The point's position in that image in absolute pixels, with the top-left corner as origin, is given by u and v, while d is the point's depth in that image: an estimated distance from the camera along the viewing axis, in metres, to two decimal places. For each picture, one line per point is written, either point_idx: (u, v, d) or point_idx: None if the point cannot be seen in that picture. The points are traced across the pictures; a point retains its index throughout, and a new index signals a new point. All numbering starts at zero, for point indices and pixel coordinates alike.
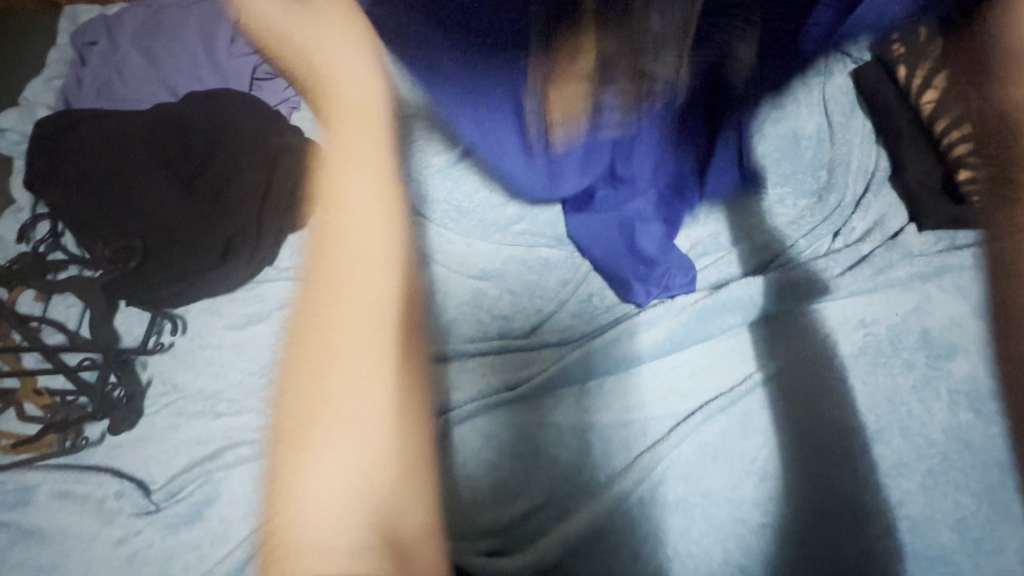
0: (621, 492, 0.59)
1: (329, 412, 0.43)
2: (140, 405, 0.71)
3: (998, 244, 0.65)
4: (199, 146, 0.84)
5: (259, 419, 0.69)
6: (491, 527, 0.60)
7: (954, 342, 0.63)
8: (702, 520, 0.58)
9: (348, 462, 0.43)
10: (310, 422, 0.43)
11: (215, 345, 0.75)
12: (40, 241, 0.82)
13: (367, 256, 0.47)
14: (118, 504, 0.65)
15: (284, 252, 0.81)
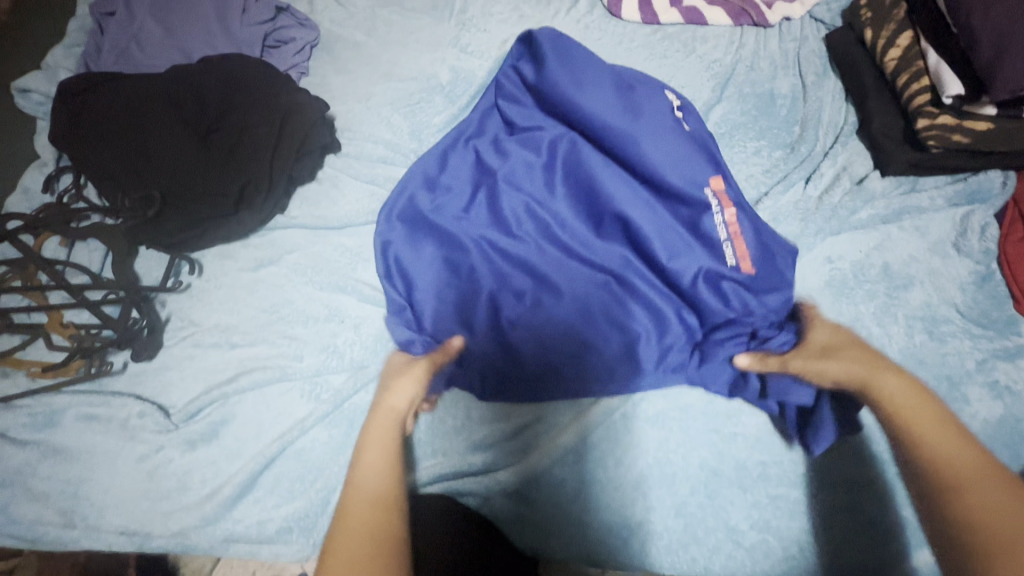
0: (604, 409, 0.65)
1: (348, 510, 0.47)
2: (159, 336, 0.76)
3: (953, 188, 0.71)
4: (214, 103, 0.88)
5: (271, 350, 0.74)
6: (486, 441, 0.66)
7: (911, 274, 0.67)
8: (679, 431, 0.64)
9: (372, 512, 0.47)
10: (336, 541, 0.45)
11: (228, 285, 0.80)
12: (65, 192, 0.87)
13: (389, 421, 0.55)
14: (141, 423, 0.71)
15: (294, 202, 0.86)
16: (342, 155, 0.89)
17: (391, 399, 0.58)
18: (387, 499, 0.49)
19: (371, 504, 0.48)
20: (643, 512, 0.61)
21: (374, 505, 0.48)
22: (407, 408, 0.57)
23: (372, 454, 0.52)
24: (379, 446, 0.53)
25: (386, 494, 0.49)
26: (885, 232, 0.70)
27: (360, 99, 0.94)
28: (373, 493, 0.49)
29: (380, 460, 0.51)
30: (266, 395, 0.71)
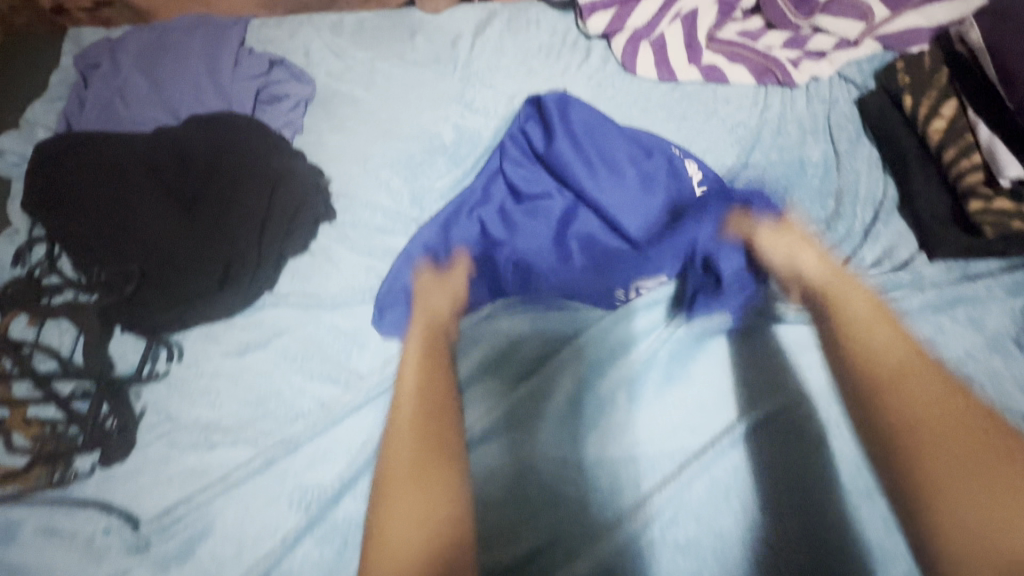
0: (631, 531, 0.56)
1: (394, 505, 0.56)
2: (132, 436, 0.69)
3: (1009, 276, 0.64)
4: (201, 170, 0.82)
5: (256, 450, 0.67)
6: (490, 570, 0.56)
7: (970, 375, 0.60)
8: (716, 562, 0.54)
9: (417, 526, 0.54)
10: (381, 528, 0.55)
11: (210, 372, 0.72)
12: (36, 264, 0.81)
13: (418, 407, 0.62)
14: (108, 542, 0.62)
15: (284, 277, 0.79)
16: (338, 223, 0.82)
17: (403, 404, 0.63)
18: (435, 487, 0.56)
19: (415, 521, 0.54)
20: None
21: (421, 522, 0.54)
22: (428, 399, 0.62)
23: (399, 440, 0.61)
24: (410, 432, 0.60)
25: (418, 473, 0.57)
26: (938, 324, 0.63)
27: (358, 159, 0.88)
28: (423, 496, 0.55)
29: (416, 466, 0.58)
30: (251, 504, 0.64)
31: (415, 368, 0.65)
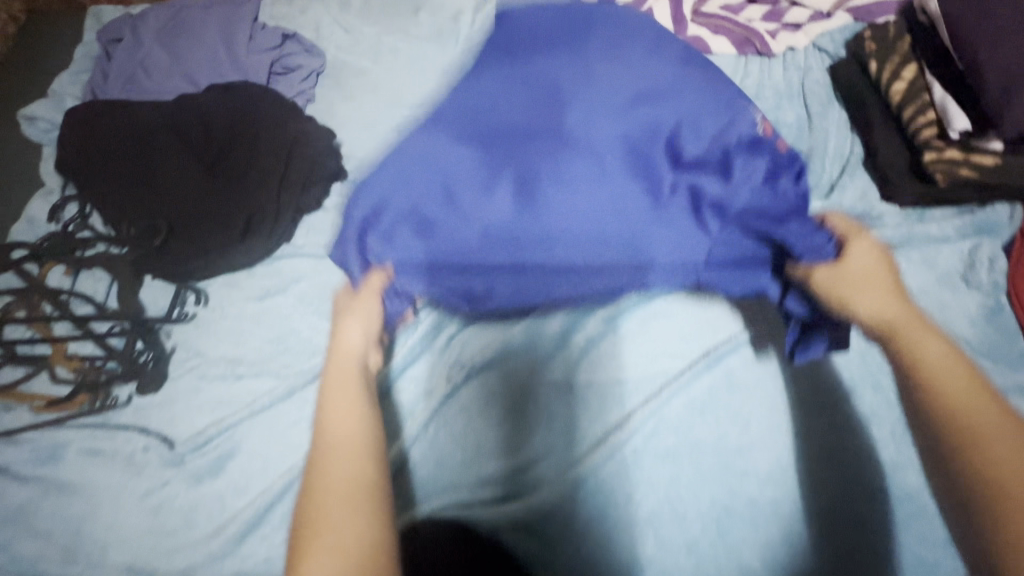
0: (615, 441, 0.64)
1: (320, 545, 0.52)
2: (164, 369, 0.75)
3: (959, 220, 0.70)
4: (220, 134, 0.88)
5: (278, 381, 0.74)
6: (492, 476, 0.65)
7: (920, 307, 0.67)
8: (689, 466, 0.63)
9: (347, 507, 0.54)
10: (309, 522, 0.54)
11: (235, 314, 0.79)
12: (69, 220, 0.87)
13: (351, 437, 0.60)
14: (147, 458, 0.70)
15: (300, 231, 0.85)
16: (348, 182, 0.89)
17: (336, 418, 0.62)
18: (351, 440, 0.60)
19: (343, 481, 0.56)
20: (652, 550, 0.60)
21: (350, 482, 0.56)
22: (362, 350, 0.69)
23: (337, 406, 0.63)
24: (339, 419, 0.61)
25: (352, 491, 0.55)
26: (894, 264, 0.70)
27: (366, 125, 0.95)
28: (331, 495, 0.55)
29: (339, 475, 0.57)
30: (275, 425, 0.71)
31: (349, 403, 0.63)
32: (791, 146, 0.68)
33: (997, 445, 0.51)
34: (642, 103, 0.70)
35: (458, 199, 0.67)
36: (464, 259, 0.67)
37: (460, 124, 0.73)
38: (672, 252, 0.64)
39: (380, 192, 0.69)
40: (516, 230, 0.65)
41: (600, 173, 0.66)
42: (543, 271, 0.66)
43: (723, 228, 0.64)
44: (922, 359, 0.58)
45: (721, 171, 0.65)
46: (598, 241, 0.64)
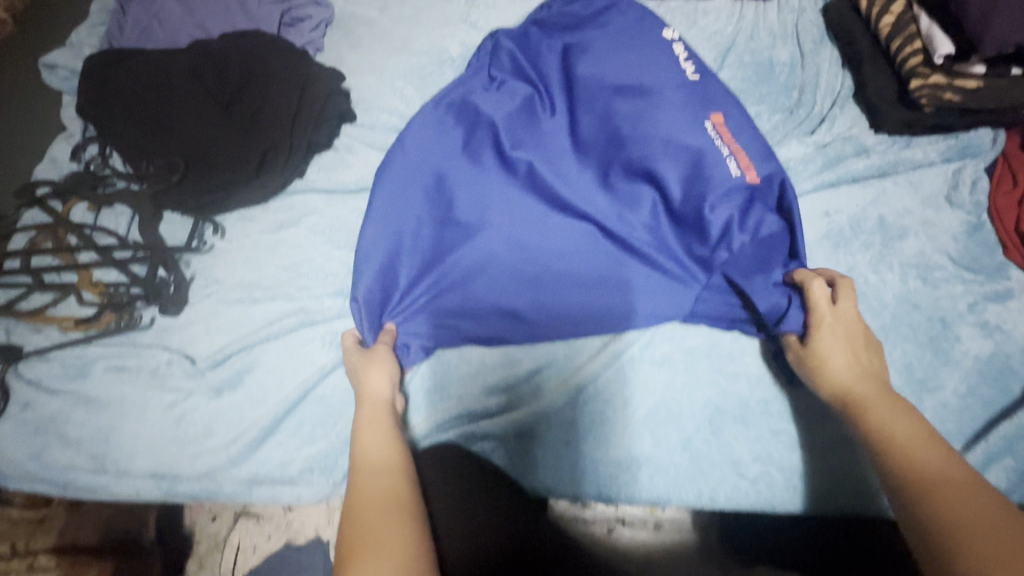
0: (616, 350, 0.68)
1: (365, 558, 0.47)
2: (184, 293, 0.79)
3: (944, 144, 0.74)
4: (235, 74, 0.91)
5: (292, 304, 0.77)
6: (499, 384, 0.69)
7: (905, 225, 0.70)
8: (684, 371, 0.67)
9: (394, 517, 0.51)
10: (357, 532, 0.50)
11: (251, 245, 0.83)
12: (91, 160, 0.91)
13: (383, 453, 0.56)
14: (171, 370, 0.74)
15: (312, 168, 0.89)
16: (358, 125, 0.92)
17: (372, 449, 0.57)
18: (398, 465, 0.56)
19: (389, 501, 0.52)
20: (650, 448, 0.65)
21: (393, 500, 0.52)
22: (389, 395, 0.63)
23: (370, 435, 0.58)
24: (380, 450, 0.57)
25: (399, 491, 0.53)
26: (881, 187, 0.73)
27: (374, 71, 0.98)
28: (395, 500, 0.52)
29: (390, 487, 0.53)
30: (290, 343, 0.74)
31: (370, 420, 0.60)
32: (771, 161, 0.70)
33: (954, 497, 0.45)
34: (623, 133, 0.73)
35: (468, 228, 0.71)
36: (466, 303, 0.69)
37: (467, 156, 0.74)
38: (658, 291, 0.68)
39: (375, 216, 0.71)
40: (510, 275, 0.69)
41: (582, 194, 0.71)
42: (534, 290, 0.68)
43: (692, 265, 0.68)
44: (900, 442, 0.51)
45: (698, 225, 0.68)
46: (590, 281, 0.68)
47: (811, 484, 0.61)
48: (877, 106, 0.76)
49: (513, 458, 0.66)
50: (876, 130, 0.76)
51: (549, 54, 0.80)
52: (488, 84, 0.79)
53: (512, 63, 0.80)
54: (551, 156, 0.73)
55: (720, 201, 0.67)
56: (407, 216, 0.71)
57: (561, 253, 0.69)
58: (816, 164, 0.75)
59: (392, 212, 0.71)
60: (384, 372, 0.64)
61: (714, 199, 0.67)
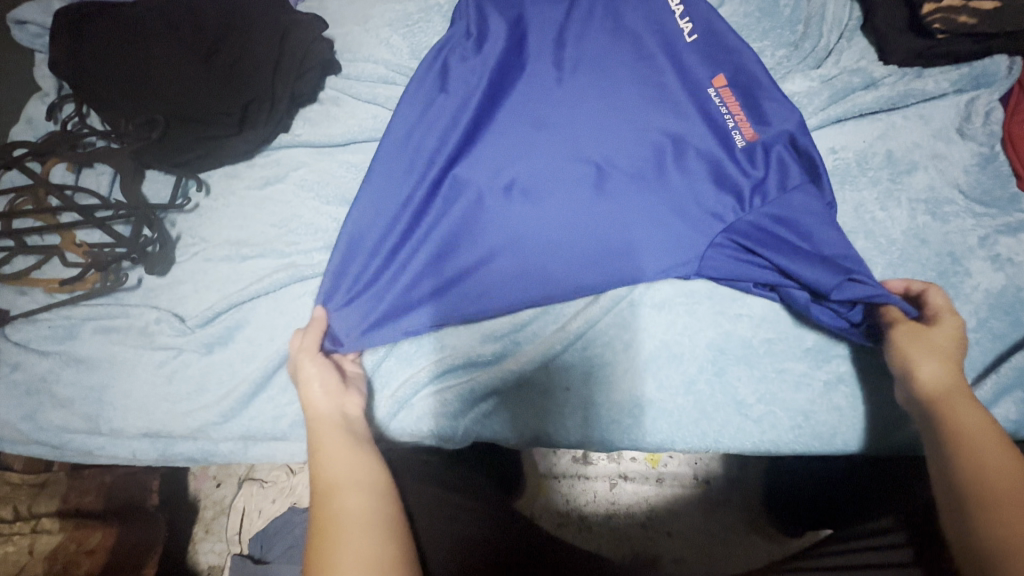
0: (616, 295, 0.67)
1: None
2: (171, 253, 0.77)
3: (956, 73, 0.70)
4: (212, 22, 0.86)
5: (282, 260, 0.75)
6: (494, 333, 0.68)
7: (915, 160, 0.67)
8: (685, 314, 0.65)
9: (360, 542, 0.47)
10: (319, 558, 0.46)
11: (237, 202, 0.81)
12: (68, 119, 0.87)
13: (347, 465, 0.53)
14: (160, 328, 0.72)
15: (298, 122, 0.86)
16: (343, 76, 0.89)
17: (349, 467, 0.52)
18: (361, 484, 0.51)
19: (361, 525, 0.48)
20: (652, 392, 0.63)
21: (364, 526, 0.48)
22: (331, 411, 0.58)
23: (333, 448, 0.54)
24: (349, 472, 0.52)
25: (366, 509, 0.50)
26: (890, 121, 0.69)
27: (358, 20, 0.93)
28: (360, 524, 0.48)
29: (360, 511, 0.49)
30: (281, 300, 0.73)
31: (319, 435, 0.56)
32: (790, 112, 0.67)
33: (1020, 515, 0.42)
34: (623, 96, 0.72)
35: (467, 199, 0.69)
36: (464, 275, 0.67)
37: (459, 123, 0.72)
38: (666, 247, 0.65)
39: (371, 183, 0.70)
40: (513, 242, 0.66)
41: (579, 157, 0.69)
42: (535, 251, 0.66)
43: (710, 219, 0.64)
44: (981, 449, 0.46)
45: (715, 175, 0.66)
46: (592, 246, 0.65)
47: (816, 423, 0.60)
48: (886, 37, 0.72)
49: (514, 406, 0.65)
50: (885, 62, 0.73)
51: (536, 16, 0.78)
52: (470, 44, 0.76)
53: (497, 21, 0.77)
54: (551, 119, 0.72)
55: (730, 163, 0.66)
56: (400, 181, 0.70)
57: (562, 213, 0.66)
58: (823, 98, 0.71)
59: (384, 178, 0.70)
60: (315, 379, 0.60)
61: (725, 159, 0.66)
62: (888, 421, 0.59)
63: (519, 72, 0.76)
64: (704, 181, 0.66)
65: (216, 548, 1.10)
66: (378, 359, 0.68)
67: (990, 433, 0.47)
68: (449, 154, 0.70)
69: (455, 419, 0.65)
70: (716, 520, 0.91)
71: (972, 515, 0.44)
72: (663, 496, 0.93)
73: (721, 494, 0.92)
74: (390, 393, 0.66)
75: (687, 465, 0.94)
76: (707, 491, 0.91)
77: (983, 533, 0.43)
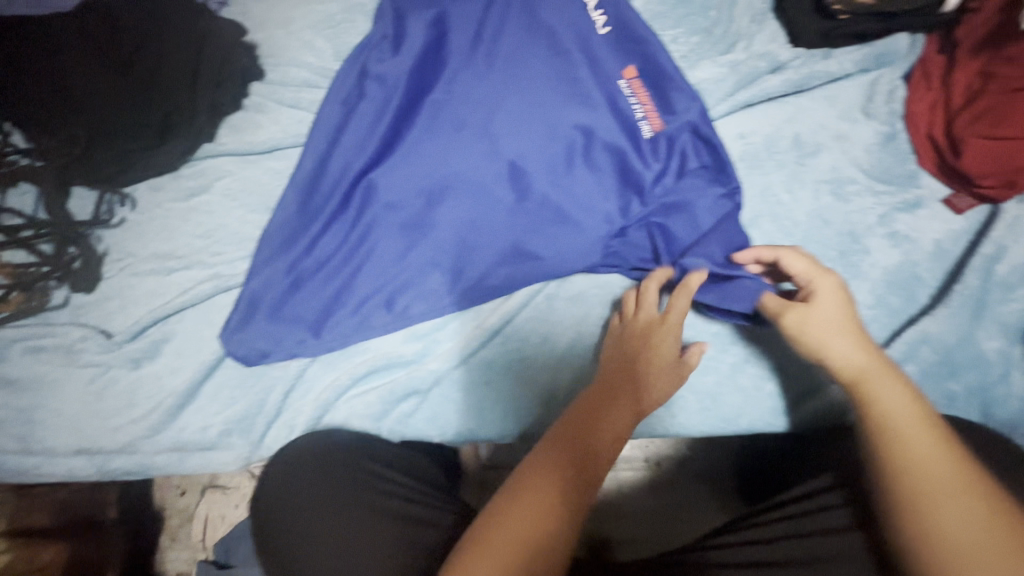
0: (531, 289, 0.70)
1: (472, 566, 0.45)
2: (97, 269, 0.77)
3: (859, 53, 0.71)
4: (128, 31, 0.84)
5: (207, 271, 0.76)
6: (413, 332, 0.69)
7: (820, 142, 0.69)
8: (597, 304, 0.68)
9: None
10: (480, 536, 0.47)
11: (164, 213, 0.80)
12: None
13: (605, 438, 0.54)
14: (86, 345, 0.72)
15: (222, 130, 0.85)
16: (267, 81, 0.88)
17: (527, 496, 0.48)
18: (547, 508, 0.47)
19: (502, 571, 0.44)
20: (569, 383, 0.66)
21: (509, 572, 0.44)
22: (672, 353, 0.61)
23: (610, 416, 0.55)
24: (513, 509, 0.48)
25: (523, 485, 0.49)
26: (798, 104, 0.70)
27: (281, 24, 0.93)
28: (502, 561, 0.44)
29: (506, 548, 0.45)
30: (207, 310, 0.73)
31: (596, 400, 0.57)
32: (692, 103, 0.69)
33: (954, 511, 0.42)
34: (537, 91, 0.73)
35: (385, 207, 0.71)
36: (386, 280, 0.69)
37: (378, 129, 0.74)
38: (575, 244, 0.68)
39: (296, 198, 0.73)
40: (429, 246, 0.69)
41: (492, 157, 0.71)
42: (451, 253, 0.69)
43: (615, 215, 0.67)
44: (907, 441, 0.46)
45: (620, 171, 0.68)
46: (503, 246, 0.69)
47: (721, 407, 0.63)
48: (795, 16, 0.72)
49: (437, 406, 0.67)
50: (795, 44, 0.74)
51: (457, 12, 0.78)
52: (387, 46, 0.78)
53: (416, 24, 0.77)
54: (466, 119, 0.73)
55: (636, 158, 0.68)
56: (321, 190, 0.73)
57: (474, 217, 0.70)
58: (729, 84, 0.72)
59: (310, 187, 0.73)
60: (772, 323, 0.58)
61: (632, 154, 0.68)
62: (787, 402, 0.64)
63: (435, 72, 0.76)
64: (609, 178, 0.68)
65: (183, 556, 1.05)
66: (304, 364, 0.69)
67: (913, 416, 0.47)
68: (365, 161, 0.73)
69: (378, 419, 0.67)
70: (667, 498, 0.93)
71: (897, 514, 0.44)
72: (617, 479, 0.95)
73: (671, 476, 0.93)
74: (312, 398, 0.68)
75: (637, 449, 0.95)
76: (659, 473, 0.92)
77: (910, 534, 0.43)
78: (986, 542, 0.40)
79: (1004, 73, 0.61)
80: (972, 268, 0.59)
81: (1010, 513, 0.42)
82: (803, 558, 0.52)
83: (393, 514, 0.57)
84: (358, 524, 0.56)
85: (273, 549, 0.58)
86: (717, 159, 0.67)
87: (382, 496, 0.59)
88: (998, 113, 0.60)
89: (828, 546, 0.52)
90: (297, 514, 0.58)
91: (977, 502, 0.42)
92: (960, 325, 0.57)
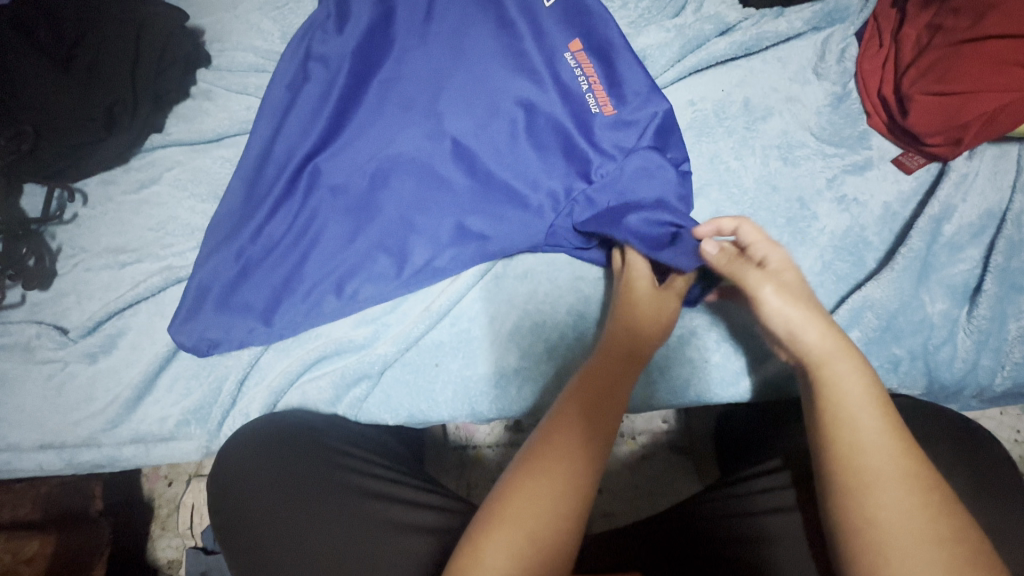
0: (479, 270, 0.69)
1: (489, 546, 0.42)
2: (52, 266, 0.76)
3: (809, 11, 0.71)
4: (61, 17, 0.79)
5: (160, 262, 0.76)
6: (365, 315, 0.70)
7: (770, 107, 0.68)
8: (546, 282, 0.69)
9: (516, 550, 0.42)
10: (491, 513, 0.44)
11: (114, 207, 0.79)
12: None
13: (617, 399, 0.51)
14: (40, 343, 0.72)
15: (171, 120, 0.85)
16: (215, 68, 0.87)
17: (531, 480, 0.45)
18: (564, 480, 0.45)
19: (531, 533, 0.42)
20: (517, 361, 0.66)
21: (534, 536, 0.43)
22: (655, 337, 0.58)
23: (624, 381, 0.53)
24: (523, 483, 0.45)
25: (539, 458, 0.46)
26: (748, 66, 0.69)
27: (228, 6, 0.91)
28: (525, 525, 0.43)
29: (530, 515, 0.43)
30: (163, 301, 0.74)
31: (603, 364, 0.54)
32: (638, 72, 0.67)
33: (893, 497, 0.41)
34: (482, 67, 0.70)
35: (331, 191, 0.70)
36: (334, 266, 0.68)
37: (321, 113, 0.71)
38: (522, 224, 0.67)
39: (236, 185, 0.71)
40: (376, 232, 0.68)
41: (436, 138, 0.69)
42: (399, 237, 0.68)
43: (560, 193, 0.67)
44: (858, 427, 0.44)
45: (566, 147, 0.67)
46: (452, 228, 0.68)
47: (671, 378, 0.65)
48: None
49: (392, 387, 0.67)
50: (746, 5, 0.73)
51: None
52: (331, 24, 0.73)
53: None
54: (409, 100, 0.70)
55: (583, 134, 0.67)
56: (265, 176, 0.71)
57: (421, 201, 0.69)
58: (675, 49, 0.71)
59: (254, 168, 0.71)
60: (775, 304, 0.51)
61: (579, 129, 0.67)
62: (736, 371, 0.65)
63: (376, 48, 0.73)
64: (553, 155, 0.67)
65: (173, 543, 1.00)
66: (259, 352, 0.70)
67: (867, 402, 0.44)
68: (309, 146, 0.71)
69: (331, 404, 0.68)
70: (645, 471, 0.91)
71: (837, 493, 0.43)
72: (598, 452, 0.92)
73: (648, 448, 0.91)
74: (266, 385, 0.68)
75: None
76: (634, 447, 0.91)
77: (845, 513, 0.42)
78: (916, 528, 0.40)
79: (951, 26, 0.60)
80: (916, 230, 0.59)
81: (944, 501, 0.41)
82: (744, 537, 0.52)
83: (359, 491, 0.56)
84: (326, 508, 0.54)
85: (233, 523, 0.55)
86: (665, 128, 0.65)
87: (346, 471, 0.58)
88: (945, 67, 0.59)
89: (769, 526, 0.52)
90: (260, 494, 0.56)
91: (912, 488, 0.41)
92: (903, 288, 0.58)
